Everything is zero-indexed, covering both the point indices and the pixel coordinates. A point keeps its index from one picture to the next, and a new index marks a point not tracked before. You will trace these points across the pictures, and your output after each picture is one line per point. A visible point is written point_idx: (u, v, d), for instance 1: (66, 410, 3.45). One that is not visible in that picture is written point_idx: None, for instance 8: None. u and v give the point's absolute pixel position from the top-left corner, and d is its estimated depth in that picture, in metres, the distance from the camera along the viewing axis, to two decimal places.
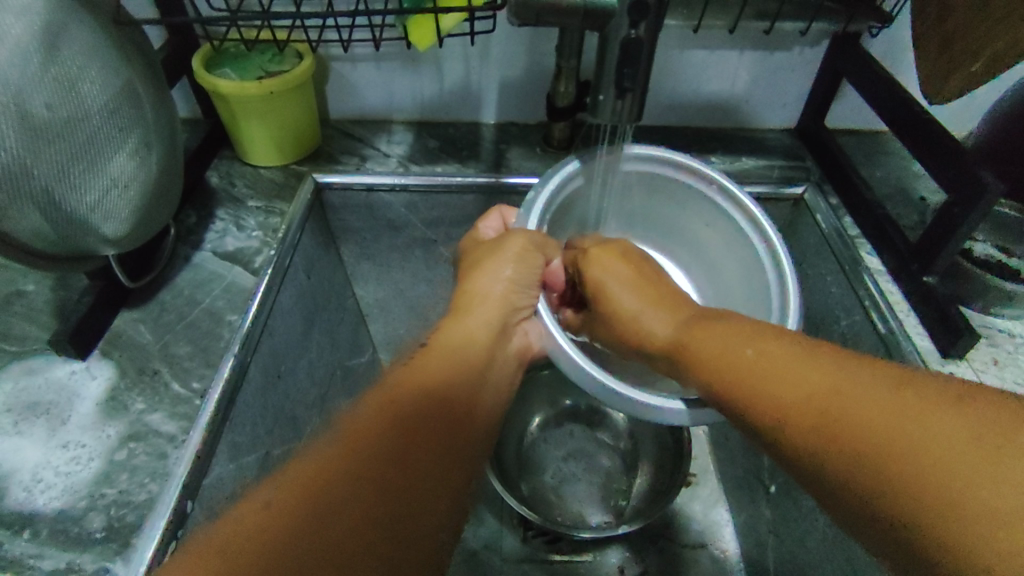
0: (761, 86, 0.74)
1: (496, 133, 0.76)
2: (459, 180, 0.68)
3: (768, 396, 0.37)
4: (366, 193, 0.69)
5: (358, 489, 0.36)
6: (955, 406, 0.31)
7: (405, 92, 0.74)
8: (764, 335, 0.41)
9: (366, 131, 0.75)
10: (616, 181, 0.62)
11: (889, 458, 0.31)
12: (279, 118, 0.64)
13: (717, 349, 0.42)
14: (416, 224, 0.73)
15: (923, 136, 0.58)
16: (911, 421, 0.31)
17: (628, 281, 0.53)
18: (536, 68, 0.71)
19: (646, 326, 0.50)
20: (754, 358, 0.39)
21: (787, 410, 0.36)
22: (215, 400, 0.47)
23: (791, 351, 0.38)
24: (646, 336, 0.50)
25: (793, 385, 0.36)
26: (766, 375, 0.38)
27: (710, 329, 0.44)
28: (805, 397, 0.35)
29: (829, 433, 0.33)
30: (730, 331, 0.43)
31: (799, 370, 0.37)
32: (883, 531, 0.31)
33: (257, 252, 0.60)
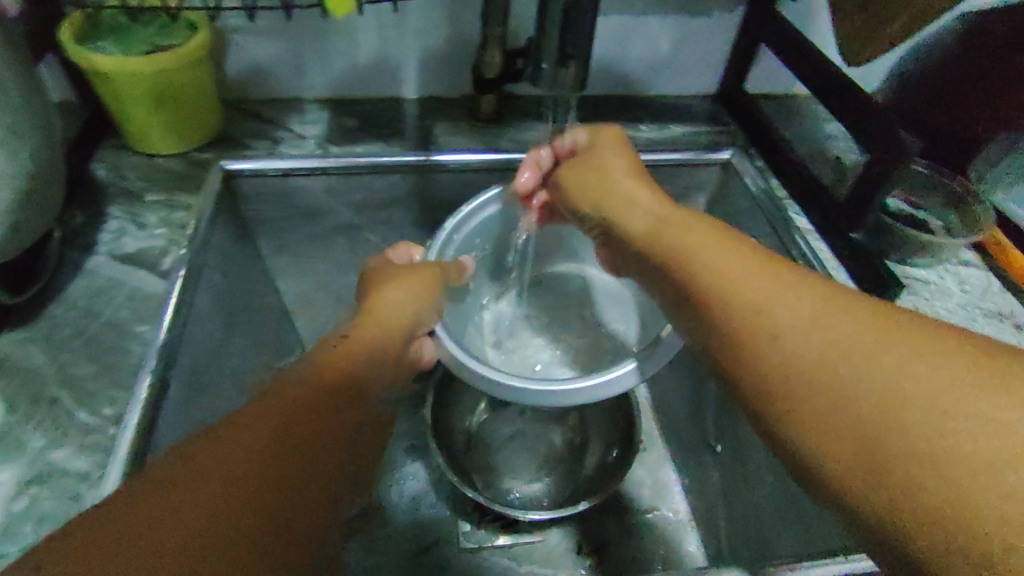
0: (681, 52, 0.74)
1: (419, 108, 0.71)
2: (385, 161, 0.64)
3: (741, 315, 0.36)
4: (281, 179, 0.63)
5: (279, 488, 0.33)
6: (914, 335, 0.31)
7: (318, 66, 0.68)
8: (738, 247, 0.40)
9: (274, 110, 0.69)
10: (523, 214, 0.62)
11: (847, 384, 0.31)
12: (175, 100, 0.57)
13: (708, 245, 0.41)
14: (341, 210, 0.68)
15: (843, 98, 0.59)
16: (862, 354, 0.31)
17: (647, 200, 0.48)
18: (458, 37, 0.67)
19: (638, 216, 0.47)
20: (727, 272, 0.38)
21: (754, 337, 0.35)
22: (134, 428, 0.41)
23: (765, 272, 0.37)
24: (632, 219, 0.47)
25: (770, 311, 0.35)
26: (731, 298, 0.37)
27: (699, 244, 0.41)
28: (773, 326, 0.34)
29: (785, 352, 0.33)
30: (706, 234, 0.41)
31: (773, 296, 0.36)
32: (801, 443, 0.32)
33: (163, 252, 0.53)
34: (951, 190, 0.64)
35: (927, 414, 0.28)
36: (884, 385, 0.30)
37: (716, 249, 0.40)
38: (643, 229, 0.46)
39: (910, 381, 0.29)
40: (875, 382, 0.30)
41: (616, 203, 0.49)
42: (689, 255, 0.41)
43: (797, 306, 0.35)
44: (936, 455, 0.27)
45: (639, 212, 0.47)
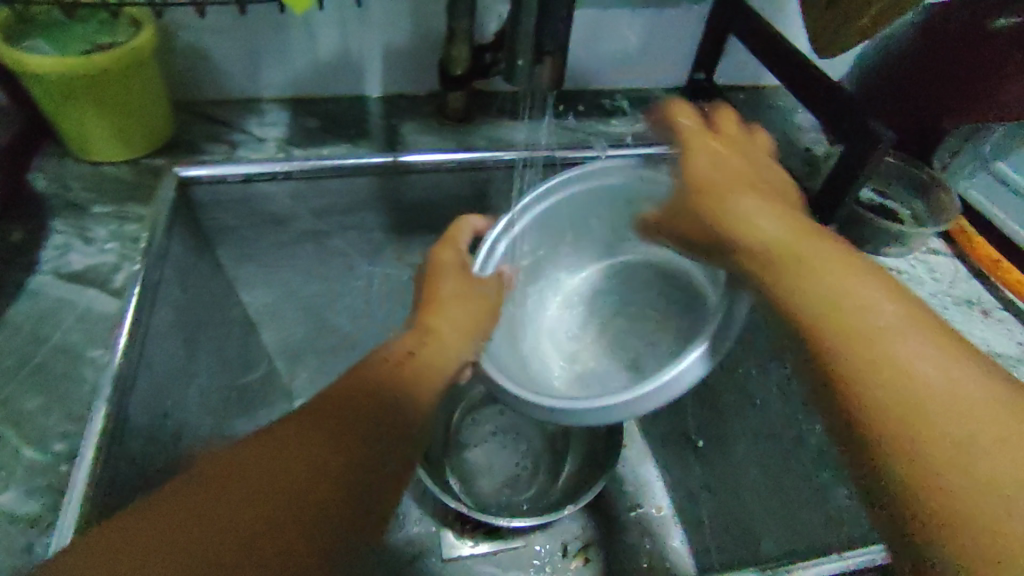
0: (650, 45, 0.73)
1: (384, 106, 0.69)
2: (351, 162, 0.61)
3: (831, 319, 0.35)
4: (241, 185, 0.59)
5: (247, 557, 0.30)
6: (976, 376, 0.31)
7: (274, 64, 0.64)
8: (843, 255, 0.38)
9: (230, 112, 0.65)
10: (572, 203, 0.58)
11: (912, 399, 0.30)
12: (120, 105, 0.53)
13: (812, 256, 0.38)
14: (305, 215, 0.64)
15: (813, 90, 0.59)
16: (979, 412, 0.29)
17: (767, 209, 0.42)
18: (423, 32, 0.64)
19: (774, 238, 0.40)
20: (832, 268, 0.37)
21: (843, 336, 0.34)
22: (91, 459, 0.39)
23: (862, 278, 0.36)
24: (761, 239, 0.41)
25: (868, 320, 0.34)
26: (847, 324, 0.34)
27: (846, 270, 0.37)
28: (852, 334, 0.34)
29: (866, 353, 0.33)
30: (825, 245, 0.39)
31: (875, 301, 0.35)
32: (878, 488, 0.30)
33: (115, 269, 0.49)
34: (917, 178, 0.63)
35: (973, 446, 0.28)
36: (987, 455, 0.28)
37: (854, 275, 0.36)
38: (765, 251, 0.41)
39: (971, 414, 0.29)
40: (928, 405, 0.30)
41: (721, 214, 0.44)
42: (818, 271, 0.37)
43: (915, 347, 0.32)
44: (970, 483, 0.28)
45: (762, 222, 0.41)
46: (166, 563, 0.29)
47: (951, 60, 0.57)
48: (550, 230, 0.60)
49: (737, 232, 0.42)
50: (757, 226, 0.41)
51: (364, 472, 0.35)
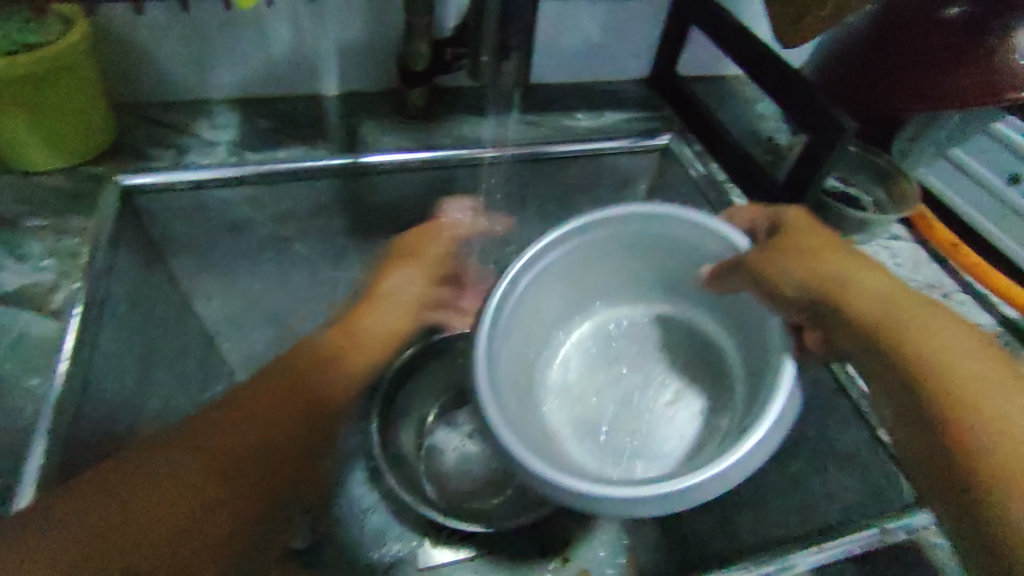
0: (613, 37, 0.72)
1: (341, 105, 0.66)
2: (309, 165, 0.58)
3: (931, 369, 0.37)
4: (191, 192, 0.56)
5: (206, 510, 0.38)
6: None
7: (222, 63, 0.61)
8: (928, 311, 0.40)
9: (176, 115, 0.61)
10: (597, 249, 0.51)
11: (1017, 448, 0.33)
12: (53, 107, 0.49)
13: (909, 315, 0.40)
14: (263, 221, 0.61)
15: (776, 80, 0.59)
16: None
17: (871, 269, 0.43)
18: (380, 27, 0.62)
19: (864, 294, 0.41)
20: (922, 326, 0.39)
21: (944, 382, 0.37)
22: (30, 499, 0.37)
23: (952, 336, 0.39)
24: (858, 292, 0.41)
25: (971, 375, 0.37)
26: (962, 378, 0.36)
27: (945, 326, 0.39)
28: (960, 383, 0.36)
29: (967, 404, 0.35)
30: (918, 303, 0.41)
31: (971, 360, 0.37)
32: (990, 533, 0.33)
33: (53, 288, 0.46)
34: (878, 166, 0.64)
35: None
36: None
37: (945, 327, 0.39)
38: (866, 309, 0.41)
39: None
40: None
41: (798, 273, 0.43)
42: (927, 333, 0.39)
43: (1010, 402, 0.35)
44: None
45: (865, 272, 0.42)
46: (144, 510, 0.37)
47: (907, 49, 0.58)
48: (572, 276, 0.53)
49: (830, 287, 0.42)
50: (854, 279, 0.42)
51: (297, 455, 0.42)
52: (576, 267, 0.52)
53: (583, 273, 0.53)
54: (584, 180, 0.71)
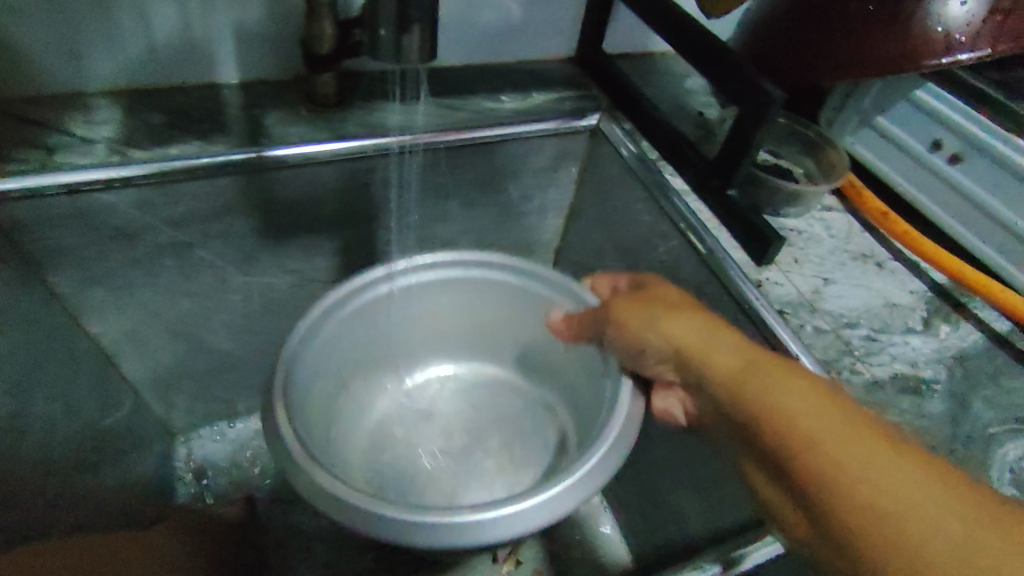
0: (535, 14, 0.68)
1: (242, 95, 0.60)
2: (207, 161, 0.52)
3: (791, 461, 0.32)
4: (69, 197, 0.49)
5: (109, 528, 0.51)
6: (934, 508, 0.27)
7: (97, 49, 0.53)
8: (777, 373, 0.34)
9: (49, 112, 0.54)
10: (478, 295, 0.57)
11: (900, 548, 0.27)
12: None
13: (751, 381, 0.35)
14: (159, 227, 0.55)
15: (703, 52, 0.56)
16: (936, 512, 0.27)
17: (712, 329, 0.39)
18: (278, 6, 0.56)
19: (710, 361, 0.37)
20: (768, 395, 0.34)
21: (809, 477, 0.31)
22: None
23: (801, 394, 0.33)
24: (703, 360, 0.38)
25: (834, 452, 0.30)
26: (803, 448, 0.31)
27: (789, 383, 0.34)
28: (825, 469, 0.30)
29: (833, 497, 0.29)
30: (766, 366, 0.35)
31: (829, 430, 0.31)
32: None
33: None
34: (806, 137, 0.64)
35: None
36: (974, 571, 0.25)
37: (783, 382, 0.34)
38: (719, 380, 0.37)
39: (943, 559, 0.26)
40: (912, 551, 0.27)
41: (640, 330, 0.41)
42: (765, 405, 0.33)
43: (877, 467, 0.29)
44: None
45: (695, 326, 0.39)
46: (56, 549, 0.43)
47: (831, 23, 0.58)
48: (449, 305, 0.58)
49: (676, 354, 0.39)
50: (691, 336, 0.39)
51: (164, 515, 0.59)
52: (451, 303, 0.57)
53: (449, 311, 0.59)
54: (512, 165, 0.67)
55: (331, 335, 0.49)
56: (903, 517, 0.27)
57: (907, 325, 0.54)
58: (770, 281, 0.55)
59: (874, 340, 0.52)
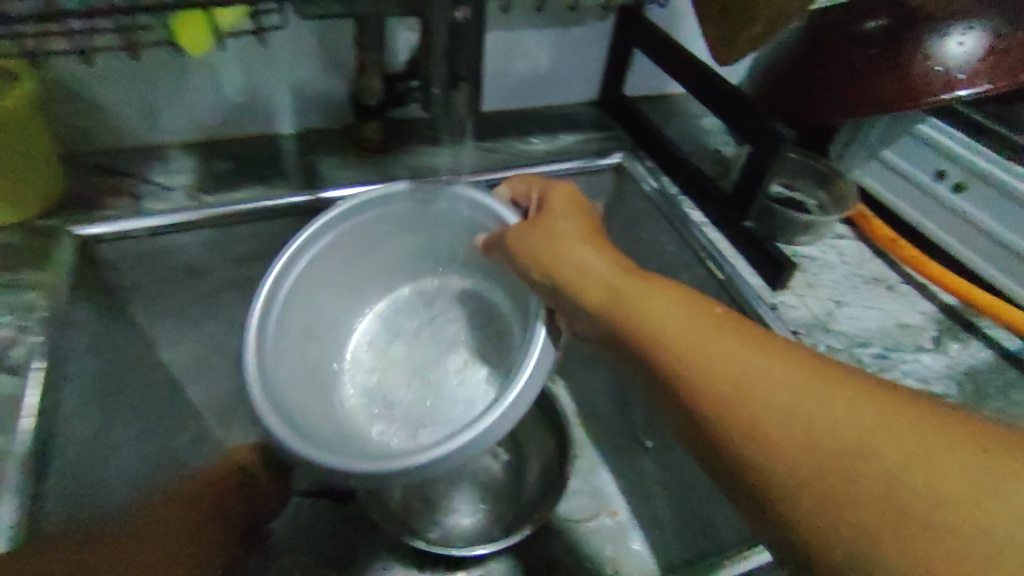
0: (561, 62, 0.74)
1: (299, 143, 0.66)
2: (270, 205, 0.59)
3: (689, 381, 0.32)
4: (151, 239, 0.56)
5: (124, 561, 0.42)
6: (830, 413, 0.28)
7: (175, 106, 0.60)
8: (664, 300, 0.36)
9: (132, 163, 0.61)
10: (377, 228, 0.55)
11: (801, 454, 0.28)
12: (4, 162, 0.49)
13: (640, 308, 0.37)
14: (226, 264, 0.61)
15: (717, 96, 0.62)
16: (825, 411, 0.29)
17: (596, 251, 0.41)
18: (332, 65, 0.63)
19: (596, 278, 0.40)
20: (658, 323, 0.35)
21: (709, 400, 0.31)
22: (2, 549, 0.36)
23: (684, 318, 0.35)
24: (586, 279, 0.40)
25: (726, 376, 0.31)
26: (696, 369, 0.32)
27: (670, 307, 0.36)
28: (718, 391, 0.31)
29: (731, 416, 0.30)
30: (652, 293, 0.37)
31: (716, 355, 0.32)
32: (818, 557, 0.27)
33: (13, 345, 0.46)
34: (819, 171, 0.68)
35: (875, 494, 0.26)
36: (895, 476, 0.26)
37: (672, 312, 0.36)
38: (604, 291, 0.39)
39: (846, 448, 0.27)
40: (815, 447, 0.28)
41: (546, 258, 0.42)
42: (654, 328, 0.35)
43: (763, 373, 0.31)
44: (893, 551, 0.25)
45: (580, 261, 0.41)
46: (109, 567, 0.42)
47: (835, 65, 0.63)
48: (343, 258, 0.55)
49: (560, 280, 0.41)
50: (581, 267, 0.40)
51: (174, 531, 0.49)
52: (378, 238, 0.56)
53: (350, 260, 0.56)
54: None
55: (283, 316, 0.50)
56: (801, 426, 0.29)
57: (918, 344, 0.57)
58: (785, 305, 0.59)
59: (885, 357, 0.55)
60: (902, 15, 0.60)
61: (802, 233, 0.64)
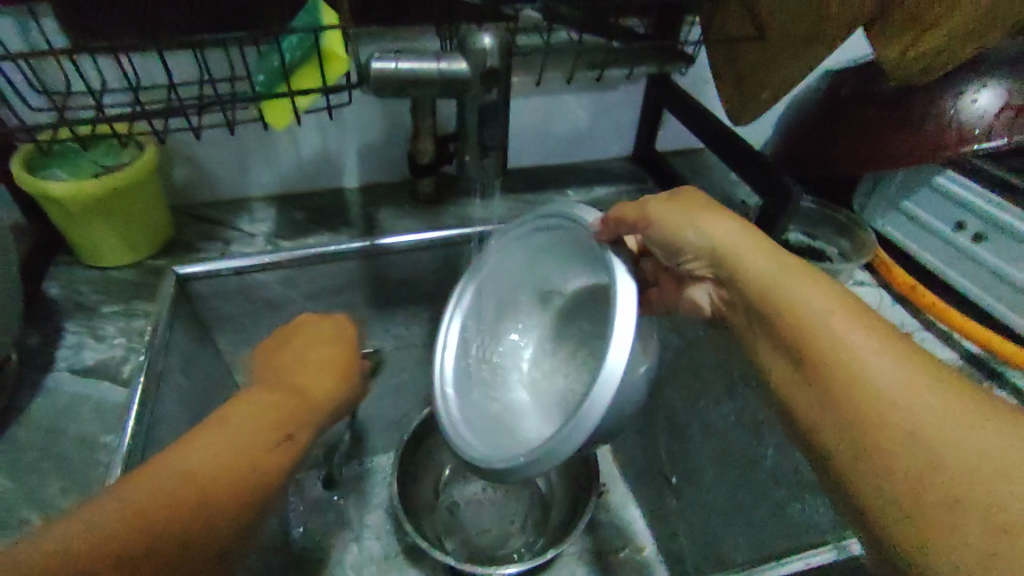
0: (599, 122, 0.81)
1: (363, 195, 0.76)
2: (334, 249, 0.68)
3: (832, 355, 0.38)
4: (235, 276, 0.65)
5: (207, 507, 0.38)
6: (951, 421, 0.33)
7: (262, 165, 0.71)
8: (820, 286, 0.41)
9: (224, 213, 0.72)
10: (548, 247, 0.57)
11: (912, 441, 0.33)
12: (126, 213, 0.60)
13: (778, 290, 0.42)
14: (296, 299, 0.70)
15: (735, 153, 0.67)
16: (951, 418, 0.33)
17: (769, 245, 0.45)
18: (393, 128, 0.72)
19: (751, 266, 0.44)
20: (797, 300, 0.41)
21: (842, 376, 0.37)
22: None
23: (832, 306, 0.40)
24: (737, 264, 0.45)
25: (867, 363, 0.36)
26: (832, 353, 0.38)
27: (813, 287, 0.41)
28: (850, 374, 0.36)
29: (851, 398, 0.36)
30: (799, 283, 0.42)
31: (860, 341, 0.37)
32: (886, 520, 0.33)
33: (124, 361, 0.55)
34: (838, 220, 0.73)
35: (976, 487, 0.31)
36: (988, 480, 0.31)
37: (832, 293, 0.41)
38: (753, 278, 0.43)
39: (964, 446, 0.32)
40: (928, 438, 0.33)
41: (675, 230, 0.47)
42: (802, 301, 0.41)
43: (891, 367, 0.36)
44: (970, 528, 0.31)
45: (727, 238, 0.46)
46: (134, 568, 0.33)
47: (857, 121, 0.67)
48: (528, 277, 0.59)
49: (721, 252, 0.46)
50: (747, 261, 0.44)
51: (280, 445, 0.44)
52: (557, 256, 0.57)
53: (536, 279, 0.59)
54: None
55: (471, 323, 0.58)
56: (921, 421, 0.34)
57: None
58: None
59: None
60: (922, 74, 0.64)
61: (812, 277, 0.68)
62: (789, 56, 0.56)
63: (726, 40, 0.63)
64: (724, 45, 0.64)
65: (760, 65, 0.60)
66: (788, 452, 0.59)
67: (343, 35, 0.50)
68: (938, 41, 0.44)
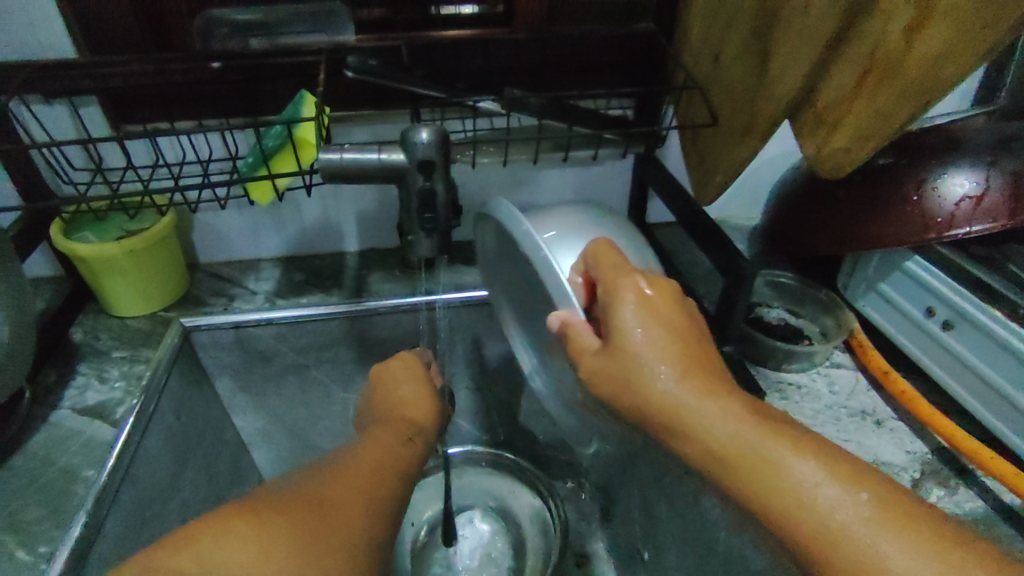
0: (584, 196, 0.85)
1: (358, 259, 0.83)
2: (323, 310, 0.74)
3: (804, 535, 0.34)
4: (233, 330, 0.73)
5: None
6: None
7: (270, 230, 0.80)
8: (767, 441, 0.36)
9: (234, 271, 0.80)
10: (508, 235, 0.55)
11: None
12: (141, 272, 0.69)
13: (739, 457, 0.36)
14: (288, 352, 0.77)
15: (700, 229, 0.68)
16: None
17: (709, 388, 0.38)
18: (387, 199, 0.79)
19: (699, 426, 0.37)
20: (753, 470, 0.36)
21: (819, 556, 0.34)
22: (68, 548, 0.49)
23: (785, 469, 0.35)
24: (687, 424, 0.37)
25: (836, 538, 0.33)
26: (806, 532, 0.34)
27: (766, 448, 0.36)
28: (825, 551, 0.34)
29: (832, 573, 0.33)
30: (750, 442, 0.36)
31: (823, 513, 0.34)
32: None
33: (119, 403, 0.63)
34: (819, 298, 0.72)
35: None
36: None
37: (797, 465, 0.35)
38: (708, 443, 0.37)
39: None
40: None
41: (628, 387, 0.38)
42: (776, 484, 0.35)
43: (860, 537, 0.33)
44: None
45: (677, 397, 0.37)
46: None
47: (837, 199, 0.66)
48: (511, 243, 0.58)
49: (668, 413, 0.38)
50: (695, 420, 0.37)
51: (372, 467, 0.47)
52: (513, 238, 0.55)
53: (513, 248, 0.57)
54: None
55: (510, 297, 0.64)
56: None
57: None
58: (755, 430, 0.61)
59: None
60: (907, 155, 0.62)
61: (781, 360, 0.68)
62: (738, 143, 0.57)
63: (688, 123, 0.66)
64: (687, 130, 0.67)
65: (712, 150, 0.62)
66: (736, 537, 0.58)
67: (315, 125, 0.57)
68: (841, 139, 0.45)
